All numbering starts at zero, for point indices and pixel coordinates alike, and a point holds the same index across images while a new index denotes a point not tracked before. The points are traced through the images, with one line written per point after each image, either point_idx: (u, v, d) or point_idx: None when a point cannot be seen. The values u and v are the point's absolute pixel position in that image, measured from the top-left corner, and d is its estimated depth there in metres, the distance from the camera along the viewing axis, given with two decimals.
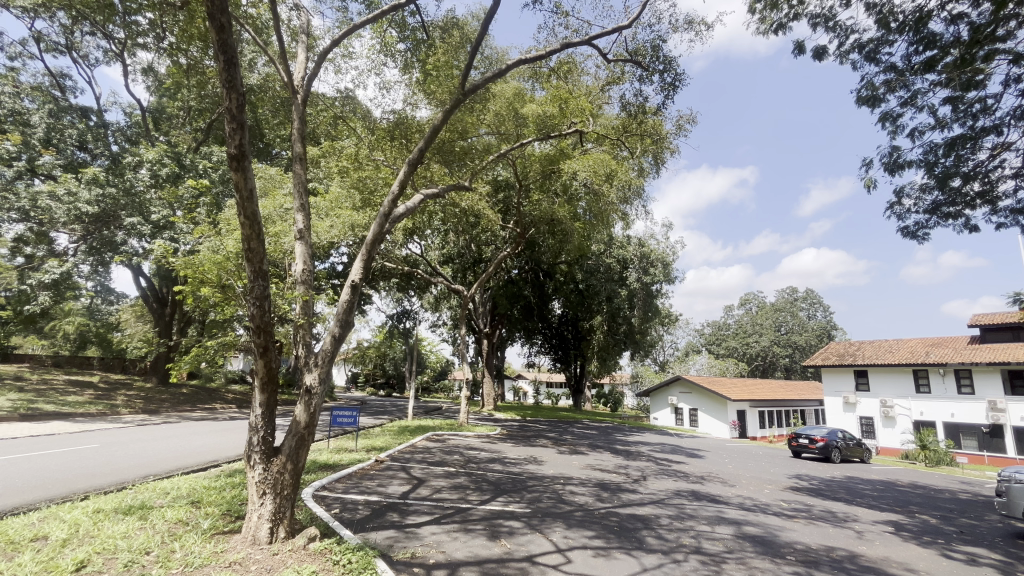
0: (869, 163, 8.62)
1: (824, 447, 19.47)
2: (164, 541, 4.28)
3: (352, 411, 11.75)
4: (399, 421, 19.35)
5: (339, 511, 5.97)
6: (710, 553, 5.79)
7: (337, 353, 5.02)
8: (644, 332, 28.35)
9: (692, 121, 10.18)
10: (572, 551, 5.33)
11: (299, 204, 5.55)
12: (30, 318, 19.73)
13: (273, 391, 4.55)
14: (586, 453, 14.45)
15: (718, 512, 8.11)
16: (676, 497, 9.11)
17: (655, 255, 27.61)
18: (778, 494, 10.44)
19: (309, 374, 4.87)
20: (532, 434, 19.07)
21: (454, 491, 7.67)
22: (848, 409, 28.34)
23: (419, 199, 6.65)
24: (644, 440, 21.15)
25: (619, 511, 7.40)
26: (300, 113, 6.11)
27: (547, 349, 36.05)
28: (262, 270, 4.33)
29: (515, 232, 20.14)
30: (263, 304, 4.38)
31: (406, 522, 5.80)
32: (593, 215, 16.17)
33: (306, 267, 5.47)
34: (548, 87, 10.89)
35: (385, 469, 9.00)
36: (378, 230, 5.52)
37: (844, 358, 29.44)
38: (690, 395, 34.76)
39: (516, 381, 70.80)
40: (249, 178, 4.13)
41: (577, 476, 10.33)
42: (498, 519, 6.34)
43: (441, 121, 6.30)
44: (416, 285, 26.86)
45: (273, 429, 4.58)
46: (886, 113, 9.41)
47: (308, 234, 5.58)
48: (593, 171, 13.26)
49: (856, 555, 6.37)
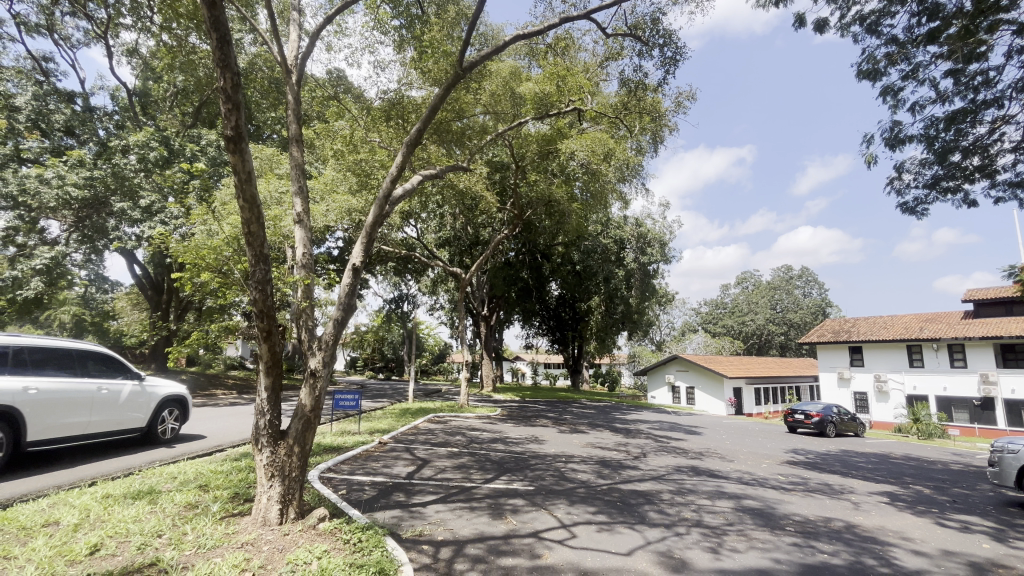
0: (870, 139, 8.57)
1: (820, 422, 19.81)
2: (175, 524, 4.33)
3: (354, 394, 11.82)
4: (400, 404, 19.55)
5: (345, 491, 6.05)
6: (711, 526, 5.92)
7: (340, 338, 4.99)
8: (641, 312, 28.48)
9: (692, 99, 9.98)
10: (576, 527, 5.43)
11: (297, 187, 5.43)
12: (26, 307, 19.64)
13: (278, 375, 4.55)
14: (586, 431, 14.63)
15: (717, 486, 8.28)
16: (676, 473, 9.27)
17: (651, 235, 27.59)
18: (776, 468, 10.64)
19: (313, 358, 4.87)
20: (532, 414, 19.28)
21: (458, 471, 7.77)
22: (842, 384, 28.82)
23: (417, 181, 6.53)
24: (643, 418, 21.42)
25: (620, 488, 7.54)
26: (294, 93, 5.89)
27: (545, 330, 36.17)
28: (265, 256, 4.27)
29: (513, 213, 20.10)
30: (266, 289, 4.32)
31: (412, 501, 5.90)
32: (591, 196, 16.09)
33: (307, 251, 5.35)
34: (543, 62, 10.65)
35: (390, 450, 9.10)
36: (379, 213, 5.38)
37: (839, 335, 29.76)
38: (687, 373, 35.10)
39: (514, 363, 71.43)
40: (247, 159, 3.99)
41: (579, 454, 10.48)
42: (502, 497, 6.44)
43: (440, 99, 6.13)
44: (413, 268, 26.80)
45: (278, 413, 4.59)
46: (887, 86, 9.34)
47: (308, 218, 5.47)
48: (591, 150, 13.42)
49: (853, 525, 6.52)
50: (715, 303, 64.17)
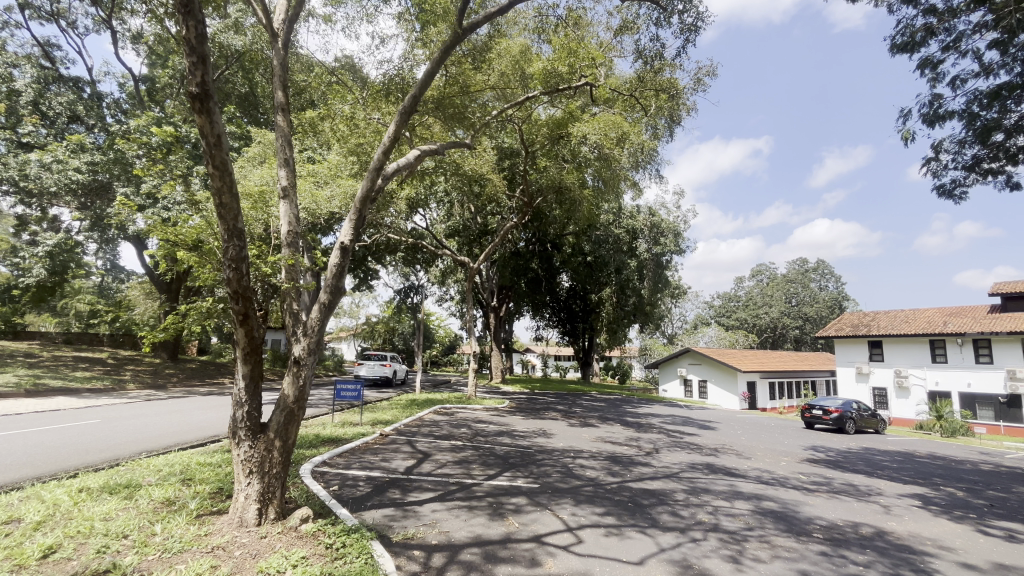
0: (907, 114, 7.94)
1: (838, 418, 19.14)
2: (145, 524, 3.98)
3: (356, 385, 11.50)
4: (407, 395, 19.34)
5: (337, 488, 5.67)
6: (730, 531, 5.43)
7: (326, 323, 4.58)
8: (654, 304, 27.90)
9: (712, 74, 9.34)
10: (583, 530, 4.99)
11: (284, 159, 5.02)
12: (40, 297, 19.77)
13: (257, 362, 4.15)
14: (596, 425, 14.18)
15: (733, 486, 7.82)
16: (690, 470, 8.80)
17: (665, 225, 26.90)
18: (796, 466, 10.09)
19: (296, 345, 4.48)
20: (540, 406, 18.93)
21: (458, 466, 7.38)
22: (861, 379, 28.01)
23: (414, 156, 6.08)
24: (654, 412, 20.94)
25: (631, 486, 7.09)
26: (281, 58, 5.42)
27: (555, 322, 35.71)
28: (241, 230, 3.86)
29: (522, 201, 19.61)
30: (241, 267, 3.89)
31: (407, 500, 5.51)
32: (602, 183, 15.53)
33: (292, 227, 4.89)
34: (553, 34, 10.10)
35: (390, 443, 8.74)
36: (369, 186, 4.90)
37: (858, 329, 28.85)
38: (699, 366, 34.45)
39: (524, 354, 71.29)
40: (215, 121, 3.57)
41: (588, 448, 10.06)
42: (504, 496, 6.04)
43: (435, 66, 5.71)
44: (422, 258, 26.53)
45: (258, 404, 4.20)
46: (925, 59, 8.64)
47: (294, 194, 5.03)
48: (604, 133, 12.86)
49: (884, 532, 6.00)
50: (728, 297, 63.14)
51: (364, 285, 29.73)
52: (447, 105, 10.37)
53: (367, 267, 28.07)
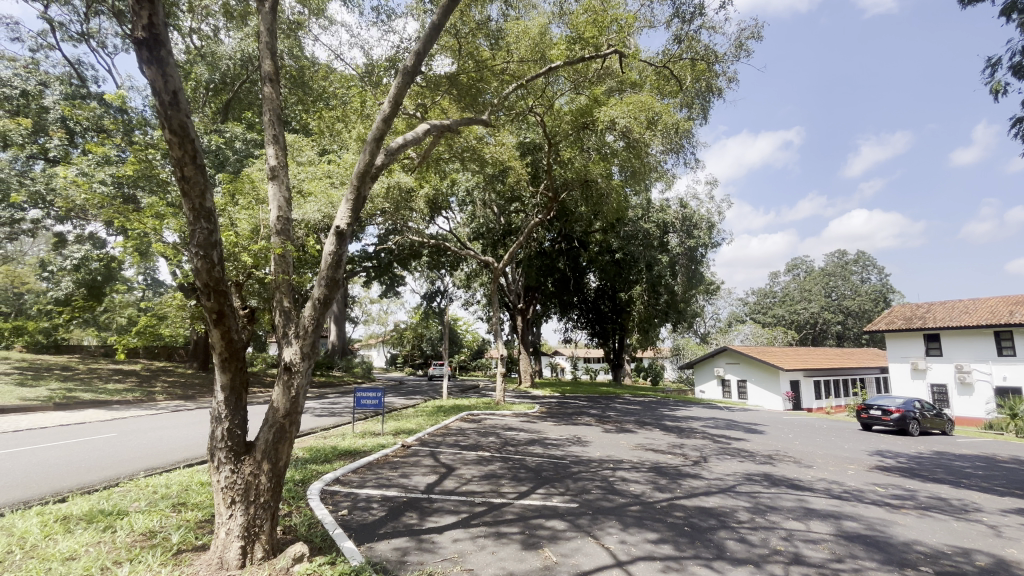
0: (995, 63, 6.79)
1: (901, 419, 17.45)
2: (111, 565, 3.36)
3: (377, 392, 10.87)
4: (434, 401, 18.76)
5: (346, 512, 4.97)
6: (815, 564, 4.45)
7: (322, 323, 3.88)
8: (688, 301, 26.61)
9: (756, 37, 8.34)
10: (636, 565, 4.13)
11: (272, 134, 4.38)
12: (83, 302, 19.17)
13: (239, 370, 3.48)
14: (634, 430, 13.20)
15: (802, 501, 6.77)
16: (747, 483, 7.78)
17: (698, 217, 25.56)
18: (868, 477, 8.89)
19: (287, 349, 3.80)
20: (573, 411, 18.03)
21: (486, 482, 6.61)
22: (917, 375, 25.98)
23: (423, 130, 5.31)
24: (694, 415, 19.71)
25: (684, 504, 6.15)
26: (267, 22, 4.77)
27: (584, 324, 34.73)
28: (211, 210, 3.20)
29: (547, 197, 18.77)
30: (212, 256, 3.21)
31: (426, 527, 4.77)
32: (629, 174, 14.62)
33: (281, 213, 4.23)
34: (576, 2, 9.21)
35: (411, 455, 8.02)
36: (368, 160, 4.13)
37: (912, 321, 26.76)
38: (738, 365, 32.77)
39: (554, 358, 70.08)
40: (170, 75, 2.92)
41: (628, 458, 9.14)
42: (538, 518, 5.21)
43: (437, 26, 4.99)
44: (446, 261, 26.01)
45: (241, 419, 3.51)
46: (1012, 2, 7.42)
47: (285, 174, 4.37)
48: (633, 116, 11.98)
49: (1006, 562, 4.89)
50: (763, 293, 60.82)
51: (390, 292, 29.50)
52: (462, 84, 9.33)
53: (392, 273, 27.92)
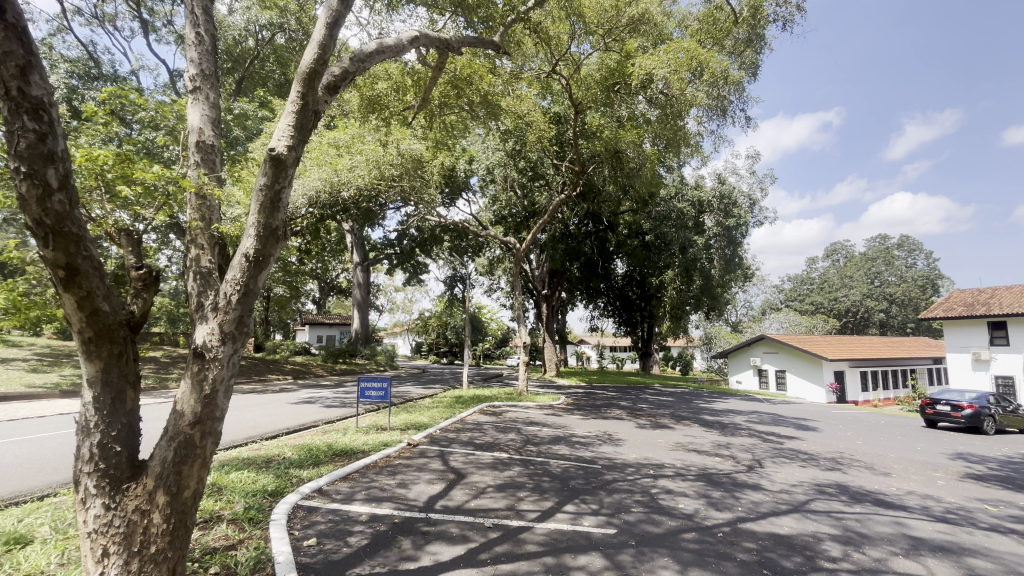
0: None
1: (973, 415, 15.46)
2: None
3: (383, 382, 9.76)
4: (453, 391, 17.73)
5: (315, 542, 3.84)
6: None
7: (254, 288, 2.70)
8: (724, 285, 24.74)
9: None
10: None
11: (194, 32, 3.25)
12: None
13: (115, 354, 2.37)
14: (672, 427, 11.83)
15: (903, 526, 5.33)
16: (822, 497, 6.36)
17: (736, 194, 23.41)
18: (965, 490, 7.32)
19: (202, 327, 2.64)
20: (602, 402, 16.69)
21: (502, 494, 5.41)
22: (979, 367, 23.59)
23: (407, 37, 4.04)
24: (734, 408, 18.11)
25: (753, 529, 4.82)
26: None
27: (611, 311, 33.20)
28: (42, 101, 2.15)
29: (572, 172, 17.14)
30: (46, 168, 2.11)
31: (416, 565, 3.60)
32: (665, 144, 12.96)
33: (204, 143, 3.23)
34: None
35: (416, 458, 6.89)
36: (319, 53, 2.92)
37: (974, 308, 24.20)
38: (776, 355, 30.65)
39: (580, 346, 68.54)
40: None
41: (669, 462, 7.81)
42: (567, 552, 3.97)
43: None
44: (469, 246, 24.81)
45: (124, 429, 2.40)
46: None
47: (211, 91, 3.27)
48: (673, 67, 10.42)
49: None
50: (801, 279, 57.60)
51: (413, 280, 28.57)
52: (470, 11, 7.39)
53: (414, 261, 27.10)
